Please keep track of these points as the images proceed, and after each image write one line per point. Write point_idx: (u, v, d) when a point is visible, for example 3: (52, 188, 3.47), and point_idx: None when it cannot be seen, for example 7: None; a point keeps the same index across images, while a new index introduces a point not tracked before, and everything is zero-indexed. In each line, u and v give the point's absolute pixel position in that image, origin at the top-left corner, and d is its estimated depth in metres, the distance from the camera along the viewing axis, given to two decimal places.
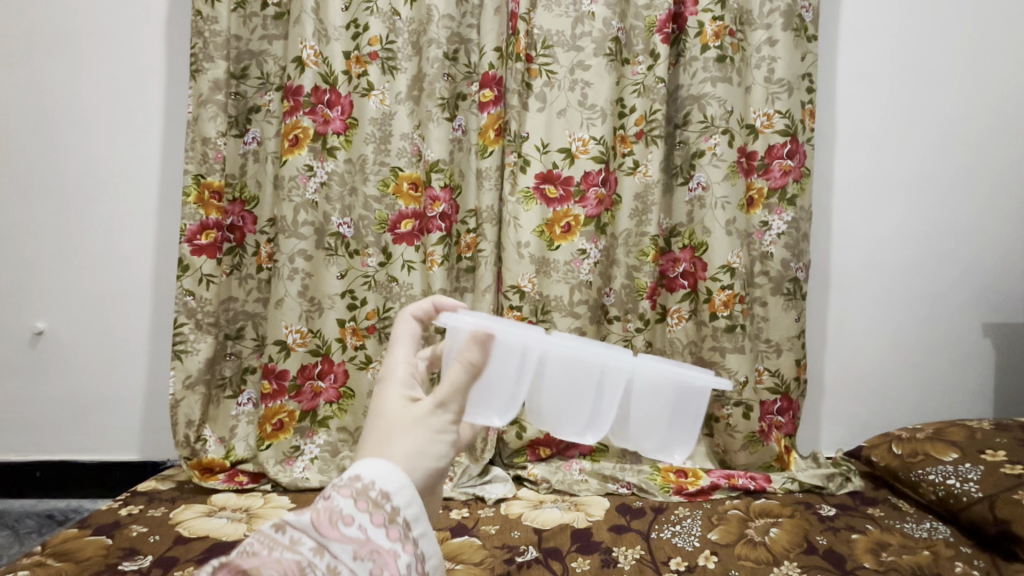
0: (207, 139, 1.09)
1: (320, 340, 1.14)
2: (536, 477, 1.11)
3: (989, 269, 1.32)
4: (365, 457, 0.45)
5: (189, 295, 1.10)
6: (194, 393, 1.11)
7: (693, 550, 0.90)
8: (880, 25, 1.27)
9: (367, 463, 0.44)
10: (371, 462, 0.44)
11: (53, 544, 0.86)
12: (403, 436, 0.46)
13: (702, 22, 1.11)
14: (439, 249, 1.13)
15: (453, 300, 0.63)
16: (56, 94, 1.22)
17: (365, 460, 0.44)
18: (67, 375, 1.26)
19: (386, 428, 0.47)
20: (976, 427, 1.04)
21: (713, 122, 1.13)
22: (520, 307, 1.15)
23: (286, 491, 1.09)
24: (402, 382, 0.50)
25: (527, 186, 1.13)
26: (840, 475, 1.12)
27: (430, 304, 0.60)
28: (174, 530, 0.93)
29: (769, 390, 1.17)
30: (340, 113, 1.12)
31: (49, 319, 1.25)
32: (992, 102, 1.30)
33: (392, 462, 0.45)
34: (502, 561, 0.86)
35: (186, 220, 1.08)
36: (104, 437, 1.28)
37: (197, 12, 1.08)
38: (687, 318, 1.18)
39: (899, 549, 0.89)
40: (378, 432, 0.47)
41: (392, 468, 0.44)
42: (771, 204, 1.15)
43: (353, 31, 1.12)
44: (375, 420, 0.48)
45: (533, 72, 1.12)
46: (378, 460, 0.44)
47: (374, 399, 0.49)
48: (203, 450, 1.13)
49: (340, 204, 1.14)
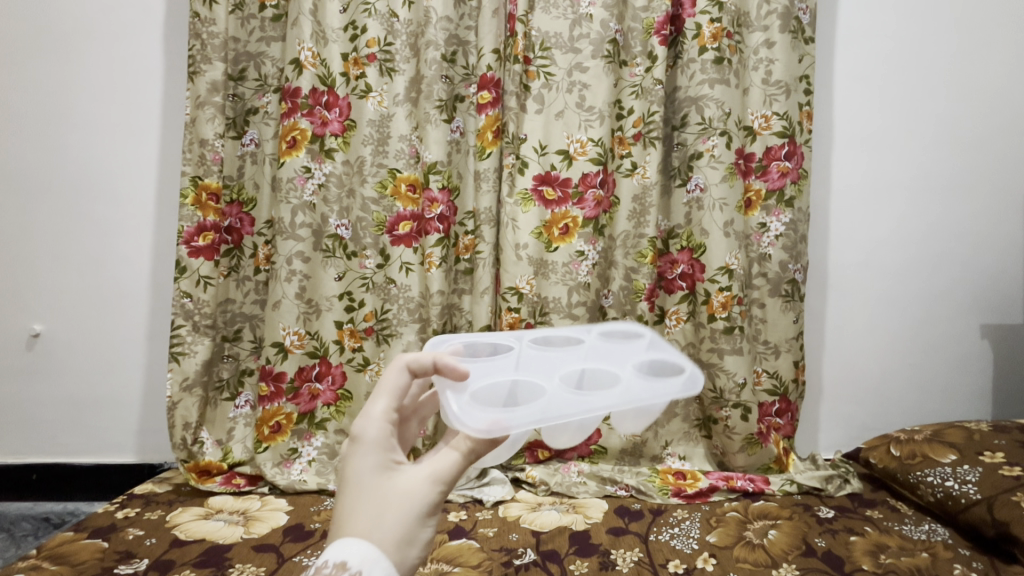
0: (205, 140, 1.09)
1: (318, 342, 1.13)
2: (535, 479, 1.11)
3: (987, 269, 1.33)
4: (348, 536, 0.45)
5: (187, 297, 1.09)
6: (191, 395, 1.10)
7: (691, 552, 0.89)
8: (877, 26, 1.27)
9: (354, 548, 0.43)
10: (358, 546, 0.44)
11: (49, 547, 0.86)
12: (392, 519, 0.46)
13: (699, 24, 1.12)
14: (437, 250, 1.14)
15: (453, 364, 0.56)
16: (57, 95, 1.22)
17: (353, 543, 0.44)
18: (64, 377, 1.26)
19: (374, 506, 0.47)
20: (974, 428, 1.04)
21: (711, 123, 1.13)
22: (518, 309, 1.14)
23: (284, 493, 1.09)
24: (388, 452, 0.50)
25: (525, 188, 1.13)
26: (838, 477, 1.12)
27: (430, 359, 0.55)
28: (171, 533, 0.92)
29: (766, 391, 1.17)
30: (338, 114, 1.12)
31: (46, 321, 1.25)
32: (990, 103, 1.30)
33: (379, 546, 0.45)
34: (500, 564, 0.85)
35: (184, 222, 1.08)
36: (101, 440, 1.28)
37: (195, 13, 1.08)
38: (684, 320, 1.19)
39: (897, 551, 0.88)
40: (365, 509, 0.46)
41: (381, 556, 0.44)
42: (770, 206, 1.15)
43: (351, 32, 1.11)
44: (361, 495, 0.47)
45: (531, 74, 1.12)
46: (364, 544, 0.44)
47: (357, 468, 0.48)
48: (200, 453, 1.12)
49: (338, 206, 1.13)
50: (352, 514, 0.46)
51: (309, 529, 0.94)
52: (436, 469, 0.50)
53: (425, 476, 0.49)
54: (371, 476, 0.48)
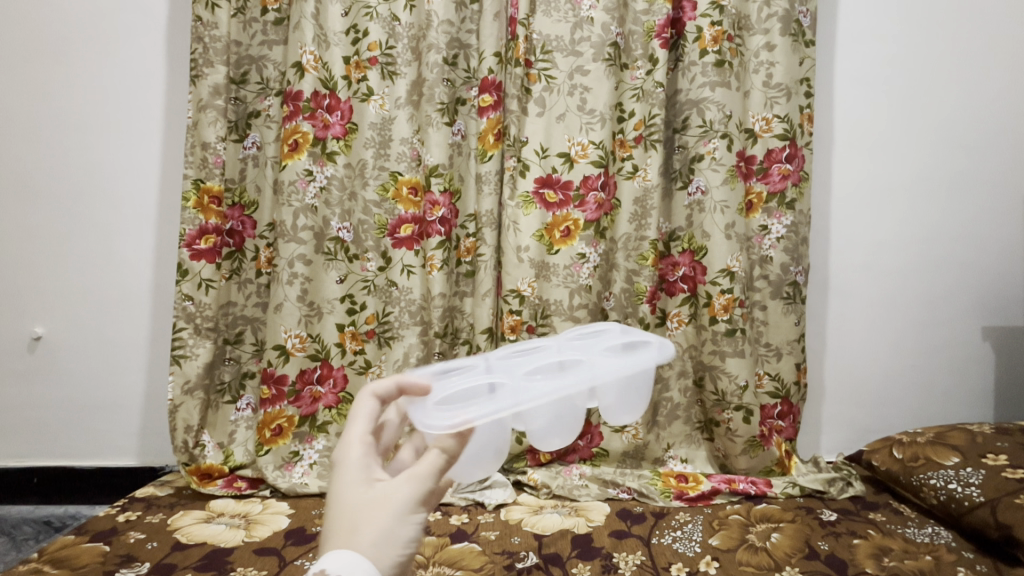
0: (207, 144, 1.09)
1: (319, 345, 1.13)
2: (537, 482, 1.11)
3: (989, 272, 1.33)
4: (327, 553, 0.42)
5: (189, 300, 1.09)
6: (193, 398, 1.10)
7: (694, 555, 0.89)
8: (879, 30, 1.27)
9: (329, 561, 0.41)
10: (334, 558, 0.41)
11: (50, 551, 0.86)
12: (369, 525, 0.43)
13: (700, 27, 1.12)
14: (439, 253, 1.14)
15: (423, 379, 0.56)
16: (59, 98, 1.23)
17: (329, 555, 0.41)
18: (64, 381, 1.26)
19: (352, 516, 0.44)
20: (977, 431, 1.04)
21: (712, 126, 1.13)
22: (520, 312, 1.15)
23: (286, 496, 1.08)
24: (361, 465, 0.48)
25: (527, 191, 1.13)
26: (841, 480, 1.12)
27: (393, 382, 0.54)
28: (172, 536, 0.92)
29: (769, 394, 1.17)
30: (340, 117, 1.12)
31: (47, 324, 1.25)
32: (992, 105, 1.30)
33: (358, 553, 0.42)
34: (502, 567, 0.85)
35: (186, 224, 1.08)
36: (102, 443, 1.27)
37: (197, 17, 1.08)
38: (686, 322, 1.19)
39: (901, 554, 0.88)
40: (342, 524, 0.44)
41: (359, 559, 0.41)
42: (771, 208, 1.15)
43: (353, 36, 1.12)
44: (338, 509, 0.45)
45: (532, 76, 1.12)
46: (341, 554, 0.41)
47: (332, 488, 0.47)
48: (202, 455, 1.12)
49: (340, 208, 1.13)
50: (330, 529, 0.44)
51: (311, 532, 0.94)
52: (413, 469, 0.47)
53: (402, 478, 0.46)
54: (347, 492, 0.46)
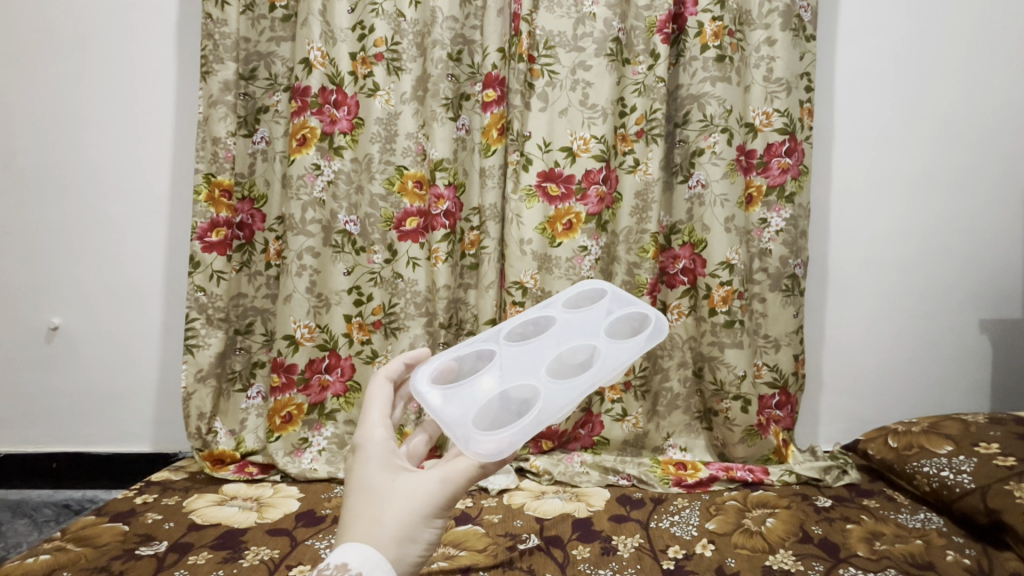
0: (218, 139, 1.12)
1: (327, 335, 1.16)
2: (539, 469, 1.15)
3: (987, 264, 1.34)
4: (353, 540, 0.48)
5: (201, 291, 1.13)
6: (205, 386, 1.14)
7: (691, 539, 0.92)
8: (878, 24, 1.28)
9: (355, 551, 0.47)
10: (357, 550, 0.47)
11: (73, 530, 0.90)
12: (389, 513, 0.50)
13: (701, 22, 1.14)
14: (444, 245, 1.17)
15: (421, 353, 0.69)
16: (70, 91, 1.25)
17: (348, 545, 0.48)
18: (79, 370, 1.30)
19: (376, 499, 0.51)
20: (971, 421, 1.06)
21: (713, 120, 1.15)
22: (523, 304, 1.17)
23: (296, 481, 1.12)
24: (381, 462, 0.53)
25: (530, 184, 1.15)
26: (837, 468, 1.14)
27: (401, 363, 0.66)
28: (188, 518, 0.95)
29: (767, 384, 1.19)
30: (346, 113, 1.15)
31: (65, 315, 1.29)
32: (991, 98, 1.31)
33: (380, 550, 0.48)
34: (504, 548, 0.88)
35: (197, 217, 1.12)
36: (118, 430, 1.31)
37: (208, 14, 1.11)
38: (686, 314, 1.21)
39: (892, 538, 0.91)
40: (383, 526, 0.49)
41: (379, 558, 0.47)
42: (770, 201, 1.17)
43: (359, 32, 1.14)
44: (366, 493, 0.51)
45: (534, 72, 1.14)
46: (365, 547, 0.47)
47: (360, 474, 0.53)
48: (214, 442, 1.16)
49: (346, 202, 1.16)
50: (355, 515, 0.50)
51: (320, 515, 0.97)
52: (447, 473, 0.52)
53: (434, 480, 0.52)
54: (381, 480, 0.52)
